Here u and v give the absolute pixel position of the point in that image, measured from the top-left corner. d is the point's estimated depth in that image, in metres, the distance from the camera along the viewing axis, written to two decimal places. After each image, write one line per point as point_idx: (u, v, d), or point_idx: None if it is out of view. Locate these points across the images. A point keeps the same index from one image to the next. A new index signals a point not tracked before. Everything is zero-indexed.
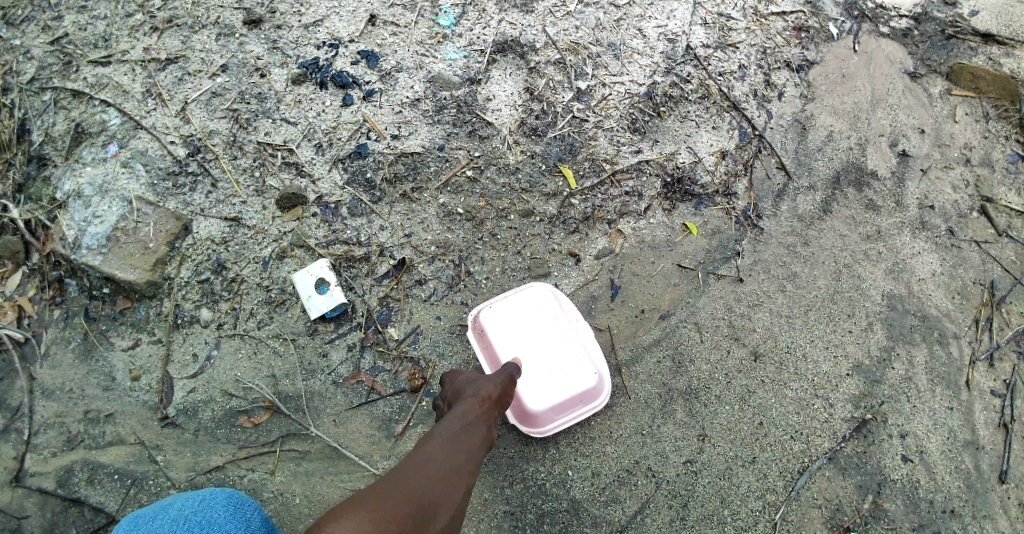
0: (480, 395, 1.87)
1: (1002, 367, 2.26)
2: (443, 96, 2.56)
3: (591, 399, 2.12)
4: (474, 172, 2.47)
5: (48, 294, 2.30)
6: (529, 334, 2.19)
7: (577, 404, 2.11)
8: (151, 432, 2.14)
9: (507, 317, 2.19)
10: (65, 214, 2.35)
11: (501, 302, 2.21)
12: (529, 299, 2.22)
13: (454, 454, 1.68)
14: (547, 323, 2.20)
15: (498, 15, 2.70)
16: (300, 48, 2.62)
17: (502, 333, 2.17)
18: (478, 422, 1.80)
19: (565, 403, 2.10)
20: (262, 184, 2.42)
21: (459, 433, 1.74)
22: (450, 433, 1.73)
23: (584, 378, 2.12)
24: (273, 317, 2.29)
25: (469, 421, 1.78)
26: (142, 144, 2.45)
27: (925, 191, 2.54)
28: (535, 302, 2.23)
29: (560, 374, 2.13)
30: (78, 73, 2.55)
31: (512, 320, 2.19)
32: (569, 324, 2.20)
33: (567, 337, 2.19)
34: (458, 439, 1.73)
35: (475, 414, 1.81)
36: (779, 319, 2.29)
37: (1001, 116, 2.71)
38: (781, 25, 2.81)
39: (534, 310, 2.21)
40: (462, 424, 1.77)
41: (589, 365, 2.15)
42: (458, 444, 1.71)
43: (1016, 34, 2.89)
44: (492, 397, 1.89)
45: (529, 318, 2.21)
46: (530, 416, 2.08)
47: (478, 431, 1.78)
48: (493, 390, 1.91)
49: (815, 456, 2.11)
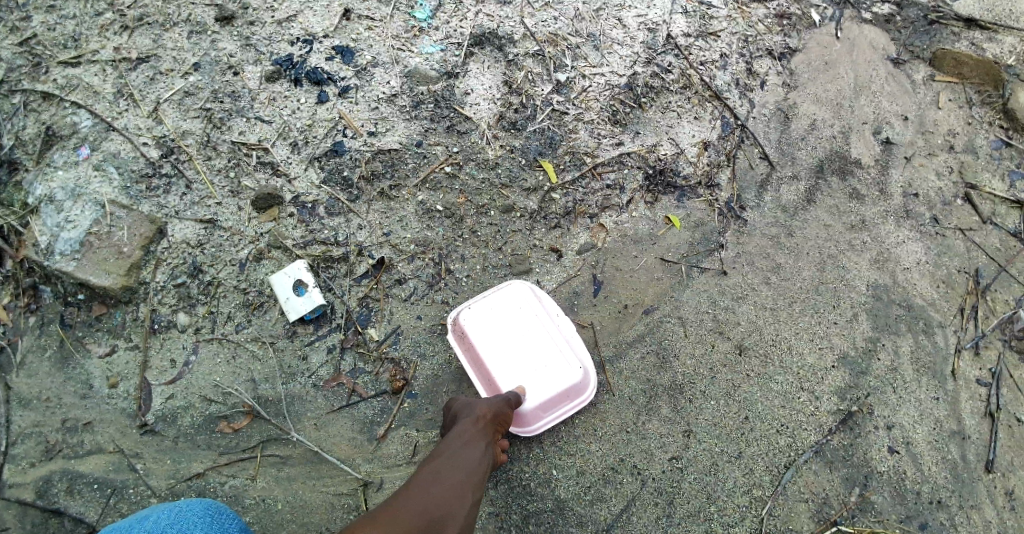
0: (478, 413, 1.84)
1: (988, 356, 2.25)
2: (420, 91, 2.52)
3: (578, 395, 2.09)
4: (453, 168, 2.42)
5: (23, 301, 2.24)
6: (510, 333, 2.16)
7: (564, 400, 2.09)
8: (130, 440, 2.09)
9: (487, 317, 2.15)
10: (37, 219, 2.28)
11: (480, 303, 2.17)
12: (508, 297, 2.18)
13: (455, 473, 1.67)
14: (527, 321, 2.18)
15: (475, 7, 2.66)
16: (274, 44, 2.56)
17: (483, 334, 2.14)
18: (480, 438, 1.78)
19: (552, 400, 2.08)
20: (238, 184, 2.37)
21: (459, 452, 1.73)
22: (451, 454, 1.72)
23: (569, 373, 2.11)
24: (251, 321, 2.24)
25: (469, 439, 1.76)
26: (114, 146, 2.39)
27: (908, 179, 2.52)
28: (514, 300, 2.19)
29: (545, 372, 2.12)
30: (48, 74, 2.48)
31: (492, 320, 2.16)
32: (550, 320, 2.18)
33: (549, 333, 2.17)
34: (460, 458, 1.72)
35: (475, 432, 1.79)
36: (764, 311, 2.27)
37: (984, 102, 2.70)
38: (762, 12, 2.78)
39: (513, 308, 2.19)
40: (462, 443, 1.76)
41: (573, 360, 2.13)
42: (460, 463, 1.71)
43: (999, 18, 2.87)
44: (492, 412, 1.86)
45: (510, 317, 2.17)
46: (518, 416, 2.05)
47: (479, 448, 1.76)
48: (492, 405, 1.88)
49: (801, 450, 2.09)
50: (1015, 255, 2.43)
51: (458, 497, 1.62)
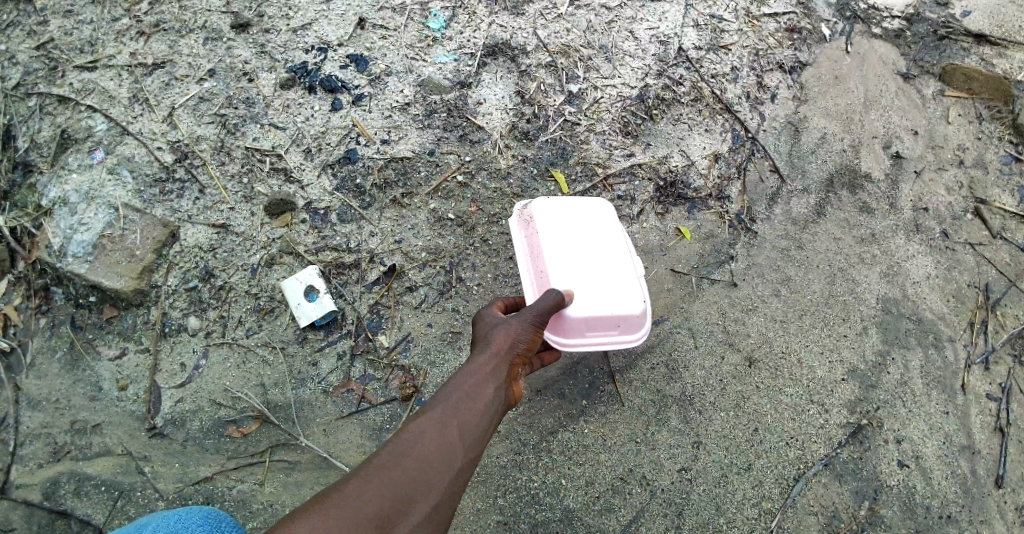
0: (492, 352, 1.64)
1: (998, 371, 2.25)
2: (433, 100, 2.54)
3: (628, 332, 1.97)
4: (465, 178, 2.45)
5: (34, 302, 2.26)
6: (580, 235, 2.02)
7: (612, 328, 1.95)
8: (139, 443, 2.10)
9: (559, 218, 2.02)
10: (50, 221, 2.31)
11: (555, 205, 2.05)
12: (581, 211, 2.06)
13: (456, 423, 1.49)
14: (605, 232, 2.07)
15: (488, 18, 2.69)
16: (289, 52, 2.59)
17: (550, 230, 2.00)
18: (493, 378, 1.60)
19: (599, 321, 1.90)
20: (251, 190, 2.39)
21: (468, 395, 1.55)
22: (459, 395, 1.54)
23: (632, 301, 1.96)
24: (262, 326, 2.26)
25: (477, 383, 1.57)
26: (128, 150, 2.42)
27: (918, 194, 2.53)
28: (585, 220, 2.05)
29: (606, 286, 1.95)
30: (64, 78, 2.51)
31: (562, 222, 2.02)
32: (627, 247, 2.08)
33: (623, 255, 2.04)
34: (469, 403, 1.54)
35: (489, 371, 1.61)
36: (773, 323, 2.27)
37: (993, 117, 2.71)
38: (773, 26, 2.81)
39: (586, 222, 2.05)
40: (469, 386, 1.57)
41: (631, 292, 1.97)
42: (466, 409, 1.52)
43: (1008, 34, 2.89)
44: (512, 346, 1.67)
45: (581, 228, 2.03)
46: (561, 326, 1.89)
47: (488, 391, 1.58)
48: (514, 336, 1.68)
49: (811, 462, 2.09)
50: None
51: (449, 453, 1.45)
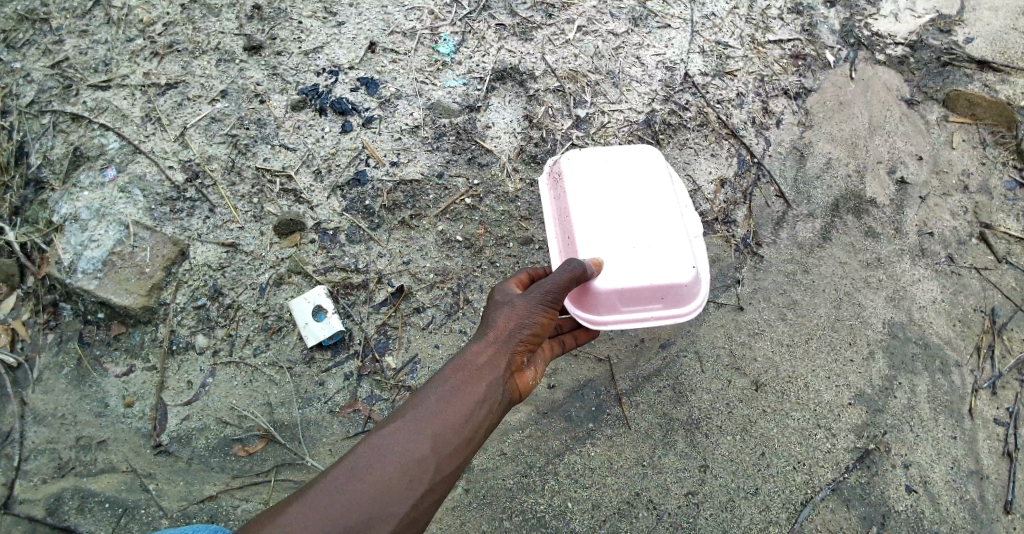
0: (487, 338, 1.59)
1: (1005, 396, 2.25)
2: (442, 123, 2.58)
3: (673, 305, 1.92)
4: (473, 200, 2.47)
5: (42, 318, 2.28)
6: (614, 200, 1.96)
7: (655, 301, 1.90)
8: (143, 460, 2.11)
9: (590, 185, 1.98)
10: (61, 237, 2.34)
11: (587, 171, 2.01)
12: (615, 175, 2.00)
13: (444, 418, 1.45)
14: (632, 207, 1.95)
15: (497, 43, 2.74)
16: (300, 74, 2.64)
17: (581, 198, 1.97)
18: (490, 370, 1.55)
19: (633, 294, 1.87)
20: (261, 210, 2.42)
21: (457, 396, 1.49)
22: (452, 385, 1.50)
23: (679, 270, 1.89)
24: (270, 345, 2.27)
25: (470, 374, 1.53)
26: (140, 169, 2.45)
27: (923, 218, 2.54)
28: (620, 184, 1.99)
29: (650, 255, 1.89)
30: (78, 97, 2.56)
31: (594, 188, 1.98)
32: (679, 211, 2.00)
33: (674, 218, 1.96)
34: (457, 404, 1.48)
35: (481, 368, 1.55)
36: (780, 347, 2.28)
37: (997, 143, 2.73)
38: (778, 52, 2.85)
39: (620, 186, 1.99)
40: (459, 378, 1.51)
41: (670, 258, 1.90)
42: (455, 411, 1.47)
43: (1011, 61, 2.91)
44: (512, 334, 1.60)
45: (616, 192, 1.98)
46: (593, 302, 1.88)
47: (481, 381, 1.53)
48: (514, 325, 1.61)
49: (818, 487, 2.08)
50: None
51: (434, 448, 1.41)
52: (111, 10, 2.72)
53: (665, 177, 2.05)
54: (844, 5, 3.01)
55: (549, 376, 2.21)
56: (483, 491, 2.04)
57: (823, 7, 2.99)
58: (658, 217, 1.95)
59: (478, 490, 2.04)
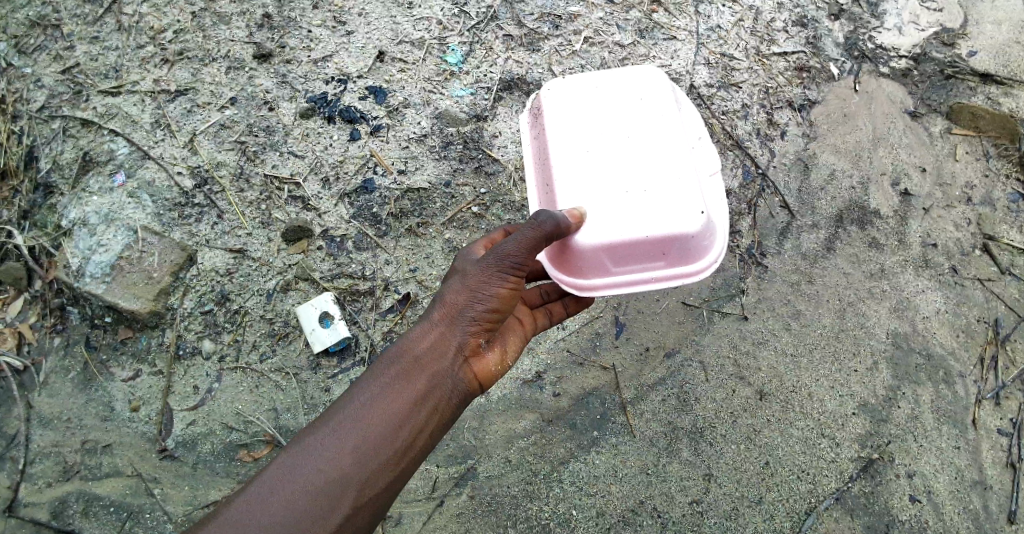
0: (436, 326, 1.57)
1: (1009, 406, 2.25)
2: (450, 132, 2.61)
3: (679, 262, 1.71)
4: (480, 209, 2.50)
5: (49, 321, 2.31)
6: (603, 136, 1.75)
7: (657, 258, 1.70)
8: (149, 464, 2.12)
9: (574, 121, 1.78)
10: (69, 241, 2.36)
11: (571, 105, 1.80)
12: (603, 107, 1.78)
13: (383, 413, 1.45)
14: (625, 143, 1.73)
15: (504, 54, 2.77)
16: (309, 82, 2.66)
17: (563, 137, 1.77)
18: (436, 356, 1.55)
19: (625, 251, 1.67)
20: (269, 216, 2.44)
21: (395, 382, 1.50)
22: (390, 377, 1.50)
23: (685, 219, 1.66)
24: (276, 351, 2.28)
25: (414, 365, 1.52)
26: (149, 174, 2.47)
27: (927, 229, 2.55)
28: (610, 117, 1.77)
29: (649, 202, 1.66)
30: (88, 102, 2.59)
31: (579, 124, 1.77)
32: (683, 148, 1.75)
33: (676, 157, 1.72)
34: (396, 391, 1.49)
35: (427, 350, 1.55)
36: (784, 357, 2.29)
37: (1001, 155, 2.74)
38: (782, 65, 2.87)
39: (610, 120, 1.77)
40: (404, 369, 1.51)
41: (670, 202, 1.67)
42: (393, 399, 1.47)
43: (1015, 74, 2.93)
44: (461, 311, 1.58)
45: (605, 127, 1.76)
46: (580, 263, 1.70)
47: (423, 374, 1.52)
48: (464, 297, 1.58)
49: (822, 496, 2.09)
50: None
51: (375, 447, 1.42)
52: (122, 17, 2.75)
53: (668, 108, 1.79)
54: (849, 18, 3.03)
55: (554, 384, 2.23)
56: (488, 498, 2.05)
57: (828, 20, 3.02)
58: (659, 157, 1.71)
59: (483, 498, 2.05)
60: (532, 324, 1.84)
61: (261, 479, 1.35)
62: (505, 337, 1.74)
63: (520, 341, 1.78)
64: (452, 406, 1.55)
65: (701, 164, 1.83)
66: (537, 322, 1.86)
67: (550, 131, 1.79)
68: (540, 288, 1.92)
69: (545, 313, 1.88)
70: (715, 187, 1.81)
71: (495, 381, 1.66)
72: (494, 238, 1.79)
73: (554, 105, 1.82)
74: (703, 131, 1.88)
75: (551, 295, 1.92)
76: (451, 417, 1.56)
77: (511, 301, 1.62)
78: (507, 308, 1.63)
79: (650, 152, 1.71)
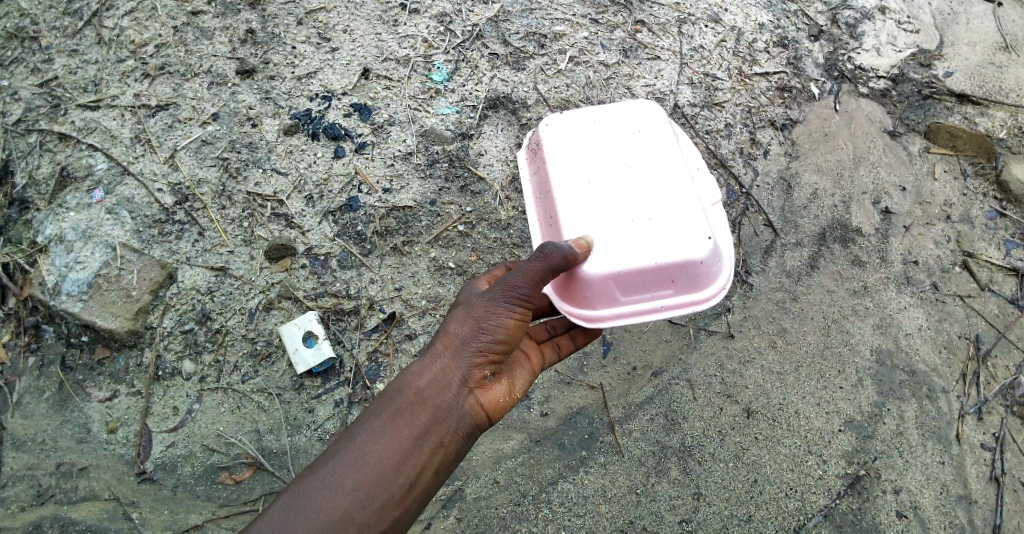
0: (439, 357, 1.58)
1: (991, 421, 2.28)
2: (435, 150, 2.61)
3: (686, 291, 1.76)
4: (465, 227, 2.50)
5: (24, 340, 2.25)
6: (606, 167, 1.81)
7: (665, 286, 1.74)
8: (127, 488, 2.06)
9: (576, 154, 1.84)
10: (45, 258, 2.30)
11: (573, 139, 1.87)
12: (605, 140, 1.86)
13: (383, 449, 1.46)
14: (628, 174, 1.80)
15: (490, 72, 2.79)
16: (293, 99, 2.65)
17: (566, 170, 1.82)
18: (439, 389, 1.54)
19: (636, 281, 1.71)
20: (251, 234, 2.41)
21: (397, 419, 1.50)
22: (392, 411, 1.51)
23: (692, 246, 1.71)
24: (258, 371, 2.24)
25: (416, 398, 1.53)
26: (129, 190, 2.43)
27: (908, 247, 2.59)
28: (611, 149, 1.84)
29: (656, 231, 1.71)
30: (66, 116, 2.54)
31: (581, 157, 1.83)
32: (684, 178, 1.81)
33: (678, 187, 1.78)
34: (399, 427, 1.49)
35: (429, 382, 1.55)
36: (770, 375, 2.30)
37: (978, 173, 2.80)
38: (764, 84, 2.91)
39: (612, 151, 1.84)
40: (406, 402, 1.52)
41: (678, 231, 1.72)
42: (394, 437, 1.47)
43: (989, 94, 3.00)
44: (465, 342, 1.58)
45: (608, 158, 1.82)
46: (588, 297, 1.72)
47: (425, 408, 1.52)
48: (468, 328, 1.58)
49: (810, 513, 2.09)
50: (1014, 321, 2.48)
51: (374, 485, 1.42)
52: (102, 30, 2.71)
53: (666, 140, 1.87)
54: (829, 39, 3.09)
55: (541, 403, 2.21)
56: (476, 520, 2.03)
57: (808, 40, 3.07)
58: (662, 187, 1.78)
59: (471, 520, 2.03)
60: (541, 358, 1.82)
61: (261, 518, 1.35)
62: (514, 371, 1.72)
63: (530, 375, 1.76)
64: (456, 442, 1.54)
65: (701, 193, 1.88)
66: (545, 358, 1.85)
67: (552, 164, 1.85)
68: (545, 324, 1.92)
69: (553, 348, 1.87)
70: (717, 215, 1.87)
71: (504, 414, 1.63)
72: (498, 274, 1.84)
73: (557, 142, 1.88)
74: (701, 162, 1.96)
75: (558, 329, 1.91)
76: (455, 454, 1.54)
77: (518, 333, 1.61)
78: (514, 340, 1.62)
79: (653, 184, 1.78)
